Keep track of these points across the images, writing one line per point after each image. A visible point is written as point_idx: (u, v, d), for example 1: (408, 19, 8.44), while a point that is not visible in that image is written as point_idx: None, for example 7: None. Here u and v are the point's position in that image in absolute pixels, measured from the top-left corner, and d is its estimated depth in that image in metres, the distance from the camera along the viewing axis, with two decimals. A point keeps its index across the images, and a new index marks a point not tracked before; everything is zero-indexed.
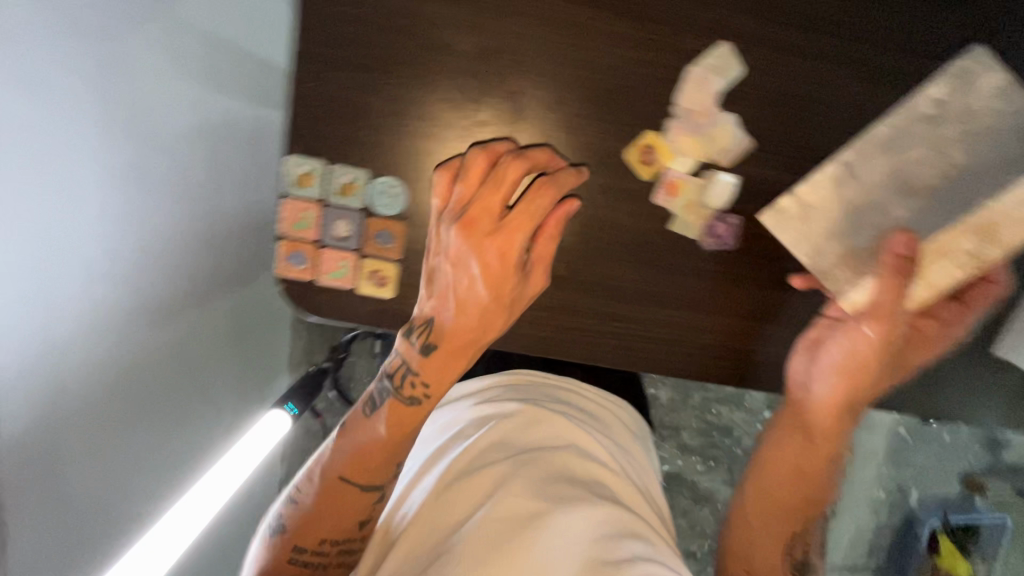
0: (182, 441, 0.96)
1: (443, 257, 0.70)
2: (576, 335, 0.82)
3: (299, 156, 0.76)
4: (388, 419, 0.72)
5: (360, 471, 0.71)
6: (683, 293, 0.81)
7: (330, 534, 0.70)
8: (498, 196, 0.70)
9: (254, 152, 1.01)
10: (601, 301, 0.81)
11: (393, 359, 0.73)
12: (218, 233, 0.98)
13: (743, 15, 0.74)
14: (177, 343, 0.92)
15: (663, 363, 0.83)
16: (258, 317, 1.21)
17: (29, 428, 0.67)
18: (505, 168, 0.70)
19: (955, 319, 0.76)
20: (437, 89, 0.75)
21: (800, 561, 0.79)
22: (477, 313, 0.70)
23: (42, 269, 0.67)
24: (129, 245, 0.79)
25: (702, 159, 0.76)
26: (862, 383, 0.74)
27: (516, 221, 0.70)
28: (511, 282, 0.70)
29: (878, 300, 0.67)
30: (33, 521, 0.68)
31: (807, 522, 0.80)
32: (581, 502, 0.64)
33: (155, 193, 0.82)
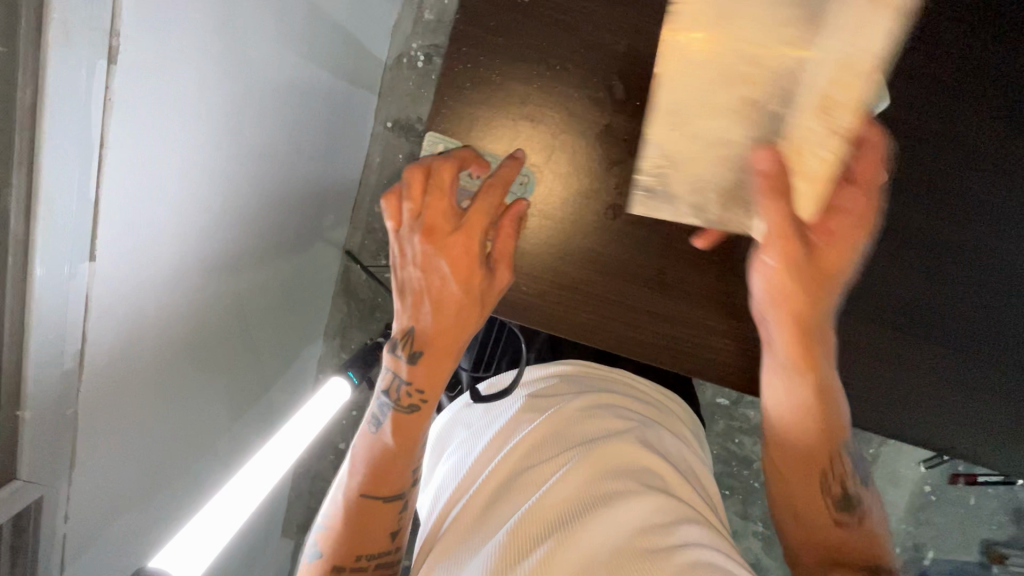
0: (227, 400, 0.97)
1: (414, 265, 0.66)
2: (590, 316, 0.83)
3: (439, 134, 0.83)
4: (397, 433, 0.68)
5: (382, 488, 0.68)
6: (680, 284, 0.82)
7: (368, 549, 0.68)
8: (444, 204, 0.65)
9: (323, 117, 1.05)
10: (609, 289, 0.83)
11: (384, 375, 0.68)
12: (285, 196, 1.00)
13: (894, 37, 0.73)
14: (239, 303, 0.94)
15: (674, 354, 0.83)
16: (302, 284, 1.24)
17: (120, 376, 0.67)
18: (439, 175, 0.65)
19: (861, 198, 0.71)
20: (582, 83, 0.80)
21: (842, 498, 0.77)
22: (453, 307, 0.66)
23: (161, 226, 0.67)
24: (222, 206, 0.80)
25: None
26: (810, 357, 0.74)
27: (470, 224, 0.65)
28: (479, 271, 0.65)
29: (772, 236, 0.69)
30: (109, 467, 0.70)
31: (836, 458, 0.78)
32: (633, 492, 0.65)
33: (254, 145, 0.84)
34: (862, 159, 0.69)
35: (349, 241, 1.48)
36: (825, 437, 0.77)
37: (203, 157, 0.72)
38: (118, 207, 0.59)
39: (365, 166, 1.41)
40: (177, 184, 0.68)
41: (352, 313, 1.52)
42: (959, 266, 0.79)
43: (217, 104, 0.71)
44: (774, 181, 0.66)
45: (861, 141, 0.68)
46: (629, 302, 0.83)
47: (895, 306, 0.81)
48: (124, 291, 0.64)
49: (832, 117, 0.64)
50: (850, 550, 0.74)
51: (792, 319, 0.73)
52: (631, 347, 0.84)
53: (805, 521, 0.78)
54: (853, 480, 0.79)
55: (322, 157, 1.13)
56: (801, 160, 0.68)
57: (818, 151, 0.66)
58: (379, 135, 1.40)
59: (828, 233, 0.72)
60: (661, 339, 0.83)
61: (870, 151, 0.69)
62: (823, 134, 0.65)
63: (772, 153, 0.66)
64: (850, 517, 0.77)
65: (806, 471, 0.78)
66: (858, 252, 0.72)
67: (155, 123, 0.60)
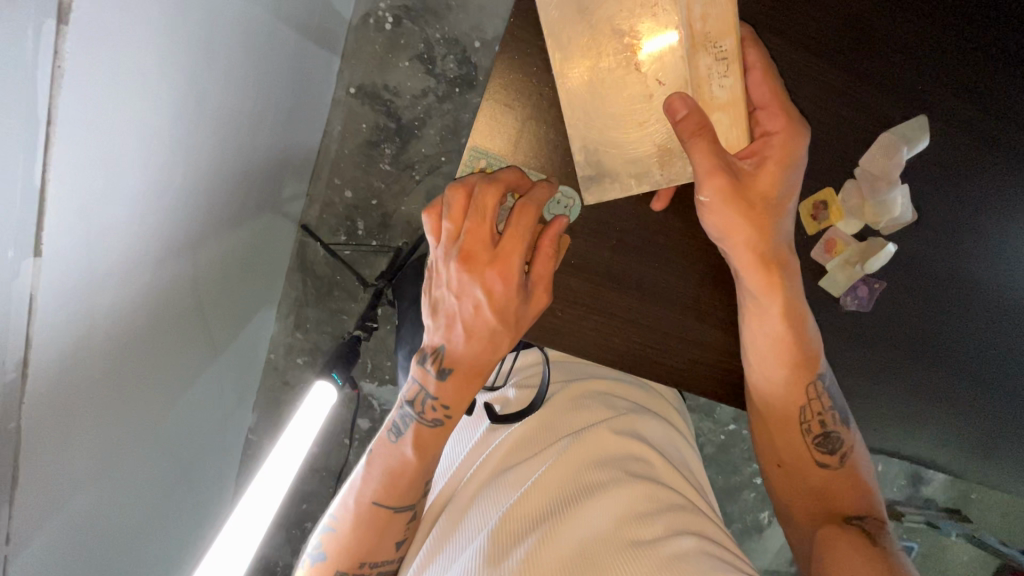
0: (173, 394, 0.84)
1: (446, 290, 0.51)
2: (583, 338, 0.59)
3: (483, 148, 0.57)
4: (416, 445, 0.55)
5: (396, 493, 0.54)
6: (649, 288, 0.59)
7: (376, 557, 0.55)
8: (483, 227, 0.50)
9: (281, 74, 0.92)
10: (591, 296, 0.59)
11: (409, 383, 0.55)
12: (243, 164, 0.88)
13: (890, 66, 0.57)
14: (189, 280, 0.81)
15: (665, 375, 0.60)
16: (258, 261, 1.10)
17: (65, 374, 0.57)
18: (481, 195, 0.49)
19: (780, 116, 0.53)
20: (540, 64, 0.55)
21: (818, 435, 0.59)
22: (485, 337, 0.51)
23: (110, 198, 0.57)
24: (180, 173, 0.69)
25: (868, 222, 0.60)
26: (796, 343, 0.56)
27: (509, 247, 0.50)
28: (517, 300, 0.50)
29: (721, 214, 0.54)
30: (51, 488, 0.59)
31: (809, 384, 0.58)
32: (615, 481, 0.55)
33: (218, 117, 0.74)
34: (752, 82, 0.53)
35: (304, 214, 1.30)
36: (790, 376, 0.57)
37: (163, 132, 0.62)
38: (70, 196, 0.50)
39: (325, 134, 1.28)
40: (132, 169, 0.59)
41: (308, 290, 1.32)
42: (960, 296, 0.62)
43: (180, 72, 0.61)
44: (689, 120, 0.50)
45: (746, 66, 0.52)
46: (620, 287, 0.59)
47: (891, 322, 0.62)
48: (75, 289, 0.55)
49: (710, 47, 0.50)
50: (840, 493, 0.58)
51: (749, 252, 0.54)
52: (603, 343, 0.59)
53: (790, 473, 0.60)
54: (835, 416, 0.59)
55: (283, 125, 1.01)
56: (703, 98, 0.52)
57: (719, 79, 0.51)
58: (341, 101, 1.27)
59: (752, 156, 0.54)
60: (670, 351, 0.60)
61: (756, 69, 0.52)
62: (712, 64, 0.51)
63: (683, 95, 0.51)
64: (834, 460, 0.59)
65: (786, 425, 0.59)
66: (800, 166, 0.54)
67: (112, 98, 0.52)
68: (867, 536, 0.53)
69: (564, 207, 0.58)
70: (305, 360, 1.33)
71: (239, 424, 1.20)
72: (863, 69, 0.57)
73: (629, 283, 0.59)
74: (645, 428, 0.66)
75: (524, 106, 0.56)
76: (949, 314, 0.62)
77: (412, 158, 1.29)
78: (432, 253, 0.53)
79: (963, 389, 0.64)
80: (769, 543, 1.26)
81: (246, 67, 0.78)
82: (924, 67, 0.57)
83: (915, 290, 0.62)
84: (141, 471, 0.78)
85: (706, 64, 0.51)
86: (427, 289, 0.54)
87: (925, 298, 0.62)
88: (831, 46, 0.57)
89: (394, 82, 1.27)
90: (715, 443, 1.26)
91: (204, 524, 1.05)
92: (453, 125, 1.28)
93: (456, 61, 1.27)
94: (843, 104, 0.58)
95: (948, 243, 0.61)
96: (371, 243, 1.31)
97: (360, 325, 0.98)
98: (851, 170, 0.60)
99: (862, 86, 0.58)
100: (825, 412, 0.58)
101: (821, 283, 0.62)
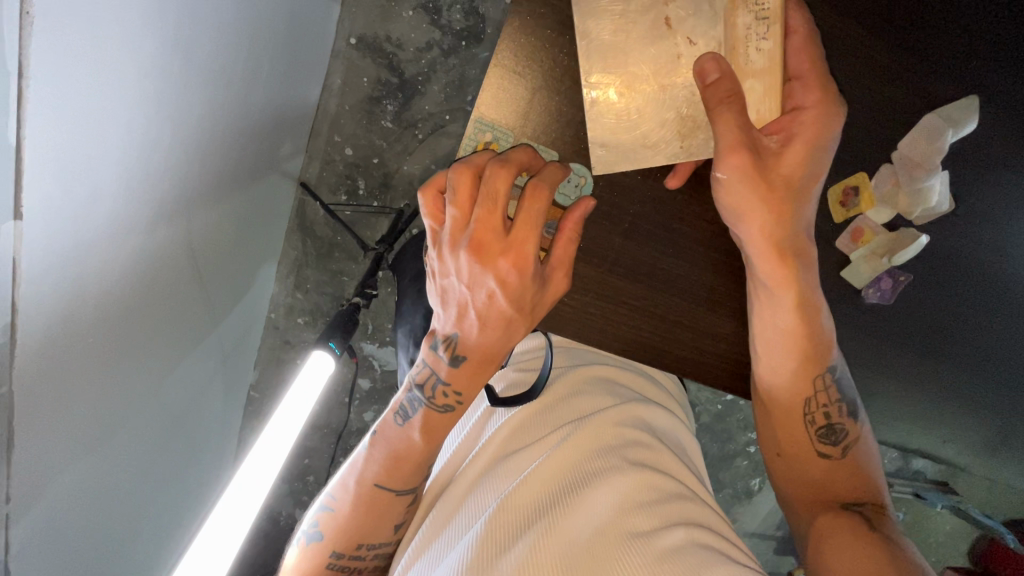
0: (167, 354, 0.82)
1: (456, 279, 0.49)
2: (594, 322, 0.58)
3: (490, 121, 0.55)
4: (424, 430, 0.54)
5: (398, 477, 0.54)
6: (662, 274, 0.58)
7: (372, 539, 0.55)
8: (494, 213, 0.46)
9: (275, 18, 0.86)
10: (606, 281, 0.57)
11: (419, 366, 0.53)
12: (235, 119, 0.83)
13: (950, 36, 0.53)
14: (183, 239, 0.78)
15: (678, 362, 0.60)
16: (254, 220, 1.07)
17: (57, 336, 0.56)
18: (491, 180, 0.46)
19: (815, 90, 0.49)
20: (563, 27, 0.52)
21: (829, 428, 0.57)
22: (499, 326, 0.49)
23: (92, 156, 0.53)
24: (168, 129, 0.65)
25: (900, 212, 0.58)
26: (814, 336, 0.55)
27: (525, 233, 0.46)
28: (533, 289, 0.48)
29: (740, 198, 0.50)
30: (45, 450, 0.58)
31: (820, 377, 0.57)
32: (612, 470, 0.53)
33: (210, 67, 0.69)
34: (791, 48, 0.50)
35: (303, 170, 1.26)
36: (808, 368, 0.56)
37: (147, 83, 0.58)
38: (48, 153, 0.47)
39: (324, 88, 1.22)
40: (115, 125, 0.56)
41: (307, 251, 1.30)
42: (977, 283, 0.60)
43: (163, 16, 0.57)
44: (719, 85, 0.48)
45: (788, 30, 0.49)
46: (636, 274, 0.57)
47: (899, 315, 0.61)
48: (59, 249, 0.53)
49: (750, 5, 0.48)
50: (846, 487, 0.57)
51: (761, 238, 0.52)
52: (609, 330, 0.58)
53: (791, 463, 0.59)
54: (842, 410, 0.58)
55: (280, 77, 0.96)
56: (738, 61, 0.49)
57: (757, 41, 0.49)
58: (341, 52, 1.20)
59: (778, 132, 0.50)
60: (679, 340, 0.59)
61: (799, 34, 0.49)
62: (752, 24, 0.49)
63: (717, 57, 0.48)
64: (836, 451, 0.58)
65: (800, 417, 0.58)
66: (830, 149, 0.51)
67: (89, 46, 0.48)
68: (873, 527, 0.52)
69: (577, 186, 0.56)
70: (306, 319, 1.32)
71: (239, 382, 1.20)
72: (915, 40, 0.53)
73: (639, 270, 0.57)
74: (646, 415, 0.64)
75: (533, 73, 0.53)
76: (959, 300, 0.61)
77: (415, 116, 1.23)
78: (435, 237, 0.50)
79: (966, 376, 0.64)
80: (757, 509, 1.26)
81: (236, 12, 0.72)
82: (978, 39, 0.54)
83: (929, 278, 0.60)
84: (139, 429, 0.78)
85: (746, 23, 0.49)
86: (433, 277, 0.52)
87: (938, 282, 0.60)
88: (885, 15, 0.52)
89: (397, 34, 1.20)
90: (712, 413, 1.24)
91: (207, 477, 1.06)
92: (459, 81, 1.21)
93: (462, 12, 1.19)
94: (891, 79, 0.54)
95: (972, 228, 0.59)
96: (371, 204, 1.27)
97: (359, 293, 0.96)
98: (890, 154, 0.56)
99: (916, 56, 0.54)
100: (832, 404, 0.57)
101: (843, 273, 0.60)
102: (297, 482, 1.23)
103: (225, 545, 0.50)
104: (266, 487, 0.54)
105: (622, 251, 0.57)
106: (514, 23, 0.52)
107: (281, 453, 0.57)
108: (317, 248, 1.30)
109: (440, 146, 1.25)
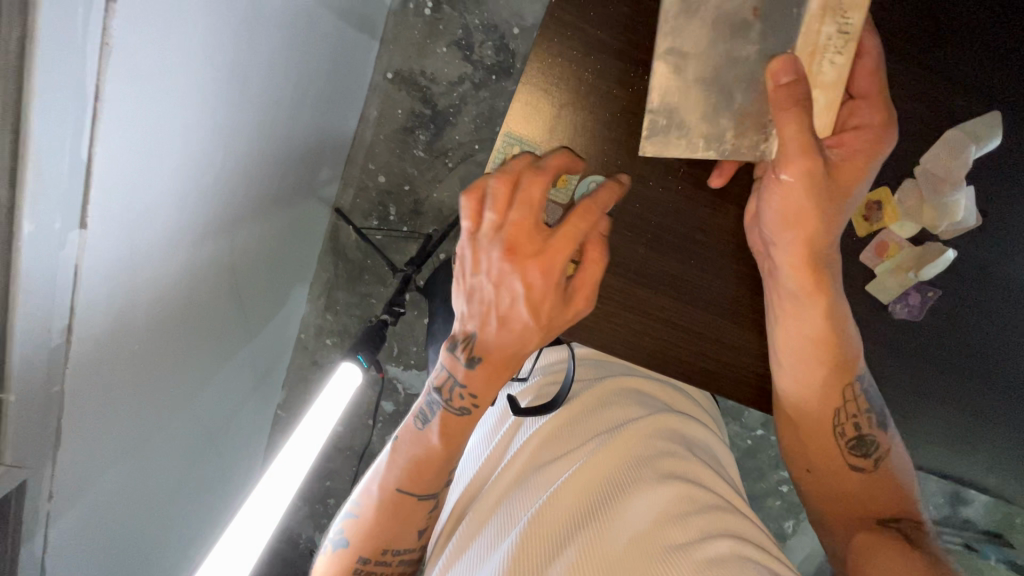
0: (203, 367, 0.85)
1: (483, 278, 0.49)
2: (613, 330, 0.58)
3: (517, 136, 0.57)
4: (442, 435, 0.55)
5: (420, 481, 0.55)
6: (682, 285, 0.58)
7: (397, 544, 0.56)
8: (530, 219, 0.49)
9: (318, 55, 0.91)
10: (626, 290, 0.58)
11: (438, 370, 0.54)
12: (276, 148, 0.88)
13: (968, 55, 0.54)
14: (226, 255, 0.83)
15: (698, 375, 0.59)
16: (291, 243, 1.12)
17: (106, 341, 0.59)
18: (529, 187, 0.49)
19: (877, 115, 0.51)
20: (585, 55, 0.55)
21: (855, 439, 0.57)
22: (518, 333, 0.50)
23: (148, 172, 0.57)
24: (217, 150, 0.69)
25: (927, 228, 0.58)
26: (833, 347, 0.55)
27: (561, 245, 0.48)
28: (556, 302, 0.49)
29: (788, 213, 0.51)
30: (85, 454, 0.61)
31: (847, 387, 0.56)
32: (646, 482, 0.53)
33: (258, 97, 0.74)
34: (858, 69, 0.51)
35: (338, 197, 1.32)
36: (829, 376, 0.56)
37: (202, 107, 0.63)
38: (109, 169, 0.51)
39: (361, 119, 1.28)
40: (172, 144, 0.60)
41: (339, 274, 1.34)
42: (1013, 307, 0.59)
43: (222, 47, 0.61)
44: (793, 89, 0.47)
45: (860, 50, 0.50)
46: (650, 284, 0.58)
47: (929, 336, 0.60)
48: (113, 260, 0.56)
49: (837, 16, 0.47)
50: (876, 500, 0.56)
51: (794, 254, 0.53)
52: (630, 341, 0.59)
53: (821, 478, 0.58)
54: (871, 420, 0.57)
55: (321, 107, 1.02)
56: (811, 70, 0.48)
57: (833, 54, 0.48)
58: (378, 86, 1.27)
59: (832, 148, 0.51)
60: (698, 351, 0.59)
61: (868, 57, 0.51)
62: (832, 35, 0.48)
63: (794, 61, 0.48)
64: (867, 463, 0.57)
65: (822, 432, 0.57)
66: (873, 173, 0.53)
67: (152, 73, 0.52)
68: (902, 538, 0.51)
69: None
70: (334, 341, 1.35)
71: (268, 401, 1.24)
72: (933, 59, 0.54)
73: (659, 281, 0.58)
74: (678, 426, 0.63)
75: (561, 96, 0.56)
76: (988, 323, 0.60)
77: (446, 146, 1.28)
78: (463, 233, 0.51)
79: (1003, 404, 0.62)
80: (792, 554, 1.20)
81: (284, 46, 0.77)
82: (1000, 58, 0.54)
83: (959, 299, 0.59)
84: (174, 439, 0.80)
85: (828, 33, 0.48)
86: (459, 274, 0.52)
87: (967, 305, 0.59)
88: (902, 33, 0.54)
89: (431, 68, 1.26)
90: (741, 449, 1.20)
91: (233, 494, 1.08)
92: (488, 113, 1.26)
93: (493, 48, 1.24)
94: (909, 95, 0.55)
95: (1003, 251, 0.58)
96: (402, 229, 1.32)
97: (387, 311, 0.98)
98: (913, 169, 0.57)
99: (934, 74, 0.54)
100: (862, 414, 0.56)
101: (869, 287, 0.59)
102: (319, 504, 1.24)
103: (247, 548, 0.51)
104: (290, 491, 0.55)
105: (644, 265, 0.58)
106: (539, 50, 0.55)
107: (308, 459, 0.58)
108: (348, 272, 1.34)
109: (470, 174, 1.29)
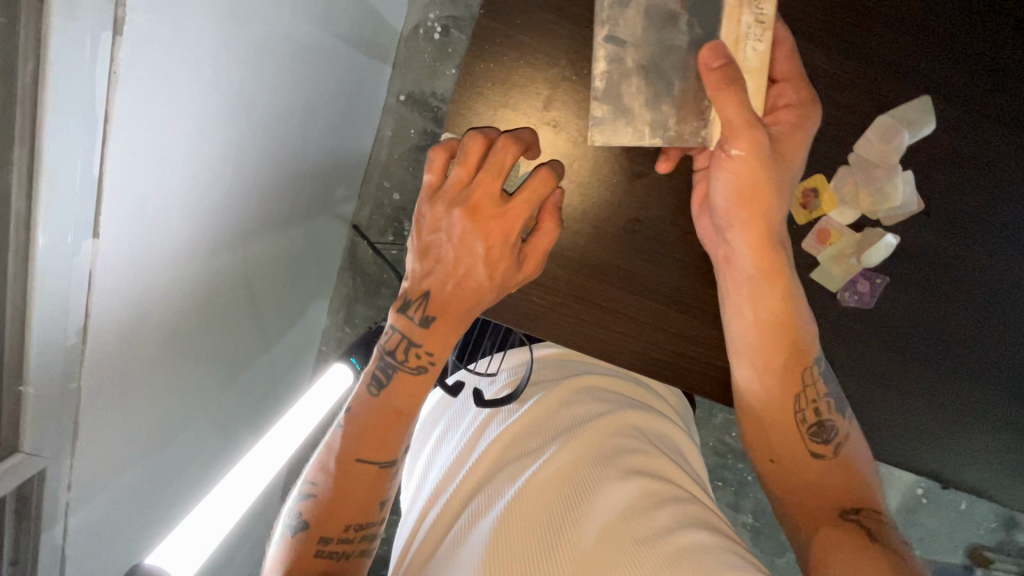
0: (219, 373, 0.91)
1: (444, 235, 0.55)
2: (563, 318, 0.62)
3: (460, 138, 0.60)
4: (399, 394, 0.58)
5: (377, 447, 0.57)
6: (630, 274, 0.61)
7: (361, 518, 0.57)
8: (496, 180, 0.53)
9: (329, 81, 0.97)
10: (576, 280, 0.61)
11: (391, 332, 0.58)
12: (290, 169, 0.94)
13: (893, 46, 0.57)
14: (240, 268, 0.89)
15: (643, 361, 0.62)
16: (308, 258, 1.18)
17: (123, 344, 0.65)
18: (502, 151, 0.52)
19: (801, 91, 0.54)
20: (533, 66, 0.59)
21: (815, 424, 0.58)
22: (471, 292, 0.56)
23: (160, 190, 0.63)
24: (227, 170, 0.75)
25: (866, 213, 0.61)
26: (781, 335, 0.58)
27: (517, 210, 0.53)
28: (506, 263, 0.55)
29: (745, 178, 0.54)
30: (103, 449, 0.66)
31: (807, 369, 0.58)
32: (610, 479, 0.54)
33: (267, 122, 0.81)
34: (779, 55, 0.54)
35: (356, 214, 1.39)
36: (786, 362, 0.58)
37: (211, 130, 0.69)
38: (122, 186, 0.57)
39: (377, 140, 1.34)
40: (183, 164, 0.66)
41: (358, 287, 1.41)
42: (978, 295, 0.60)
43: (229, 75, 0.67)
44: (724, 72, 0.49)
45: (776, 40, 0.54)
46: (596, 274, 0.61)
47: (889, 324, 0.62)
48: (128, 269, 0.62)
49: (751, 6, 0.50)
50: (838, 488, 0.57)
51: (743, 244, 0.57)
52: (581, 330, 0.62)
53: (784, 467, 0.60)
54: (830, 406, 0.58)
55: (334, 130, 1.08)
56: (737, 56, 0.51)
57: (754, 42, 0.51)
58: (391, 108, 1.33)
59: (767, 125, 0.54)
60: (646, 339, 0.62)
61: (784, 44, 0.54)
62: (752, 24, 0.50)
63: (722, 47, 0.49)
64: (828, 451, 0.58)
65: (782, 417, 0.59)
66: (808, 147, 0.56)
67: (161, 100, 0.58)
68: (867, 534, 0.52)
69: None
70: None
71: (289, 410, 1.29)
72: (859, 51, 0.58)
73: (606, 271, 0.61)
74: (647, 422, 0.64)
75: (518, 106, 0.60)
76: (958, 312, 0.60)
77: None
78: (429, 189, 0.56)
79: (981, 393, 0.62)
80: None
81: (293, 74, 0.83)
82: (927, 48, 0.57)
83: (919, 288, 0.61)
84: (191, 440, 0.86)
85: (746, 22, 0.50)
86: (417, 231, 0.57)
87: (928, 294, 0.61)
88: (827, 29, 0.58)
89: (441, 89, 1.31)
90: None
91: None
92: None
93: None
94: (840, 86, 0.59)
95: (963, 239, 0.60)
96: None
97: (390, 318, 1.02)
98: (847, 157, 0.60)
99: (863, 64, 0.58)
100: (820, 400, 0.58)
101: (814, 275, 0.63)
102: None
103: (222, 518, 0.55)
104: (269, 474, 0.59)
105: (593, 259, 0.61)
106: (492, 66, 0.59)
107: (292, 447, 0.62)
108: (366, 285, 1.40)
109: None
